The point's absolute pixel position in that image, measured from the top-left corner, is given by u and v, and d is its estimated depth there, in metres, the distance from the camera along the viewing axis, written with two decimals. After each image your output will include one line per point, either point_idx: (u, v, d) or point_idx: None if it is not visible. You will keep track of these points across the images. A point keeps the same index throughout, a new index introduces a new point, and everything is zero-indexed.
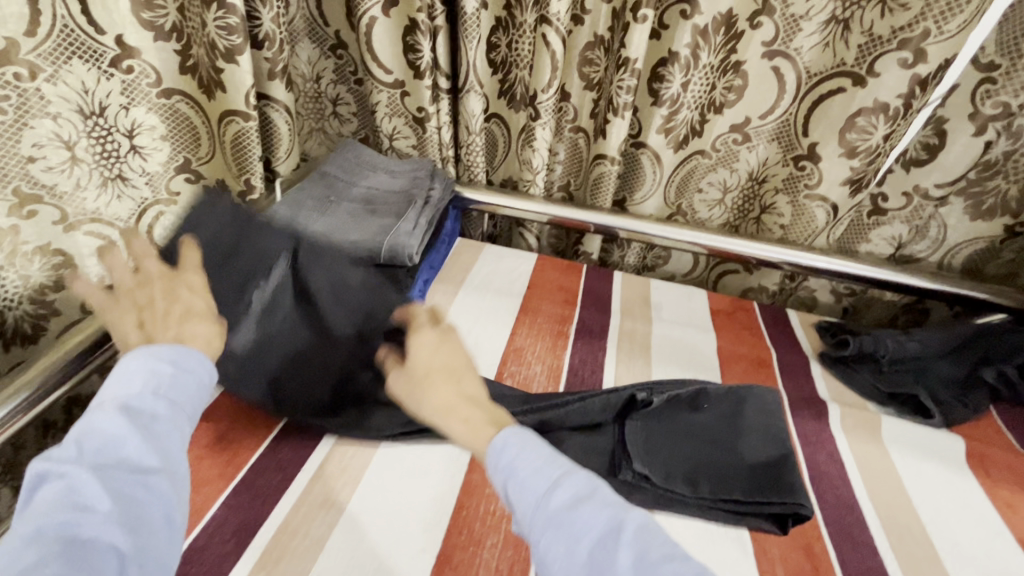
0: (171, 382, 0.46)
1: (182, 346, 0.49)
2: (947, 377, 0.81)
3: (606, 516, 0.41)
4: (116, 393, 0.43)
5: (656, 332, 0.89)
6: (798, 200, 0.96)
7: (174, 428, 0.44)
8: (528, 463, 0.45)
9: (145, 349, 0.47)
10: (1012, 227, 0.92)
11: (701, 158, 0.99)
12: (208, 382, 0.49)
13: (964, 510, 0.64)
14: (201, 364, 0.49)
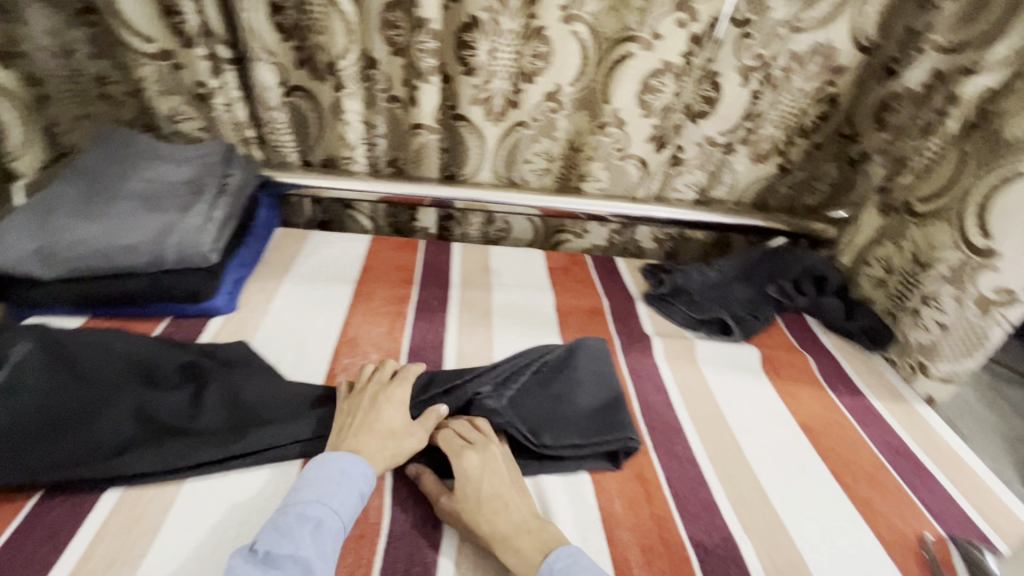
0: (331, 486, 0.51)
1: (353, 457, 0.54)
2: (743, 299, 0.92)
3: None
4: (297, 502, 0.50)
5: (496, 298, 0.89)
6: (611, 161, 1.02)
7: (331, 531, 0.49)
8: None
9: (330, 456, 0.55)
10: (782, 164, 1.07)
11: (523, 129, 0.97)
12: (364, 490, 0.53)
13: (760, 408, 0.75)
14: (363, 473, 0.54)
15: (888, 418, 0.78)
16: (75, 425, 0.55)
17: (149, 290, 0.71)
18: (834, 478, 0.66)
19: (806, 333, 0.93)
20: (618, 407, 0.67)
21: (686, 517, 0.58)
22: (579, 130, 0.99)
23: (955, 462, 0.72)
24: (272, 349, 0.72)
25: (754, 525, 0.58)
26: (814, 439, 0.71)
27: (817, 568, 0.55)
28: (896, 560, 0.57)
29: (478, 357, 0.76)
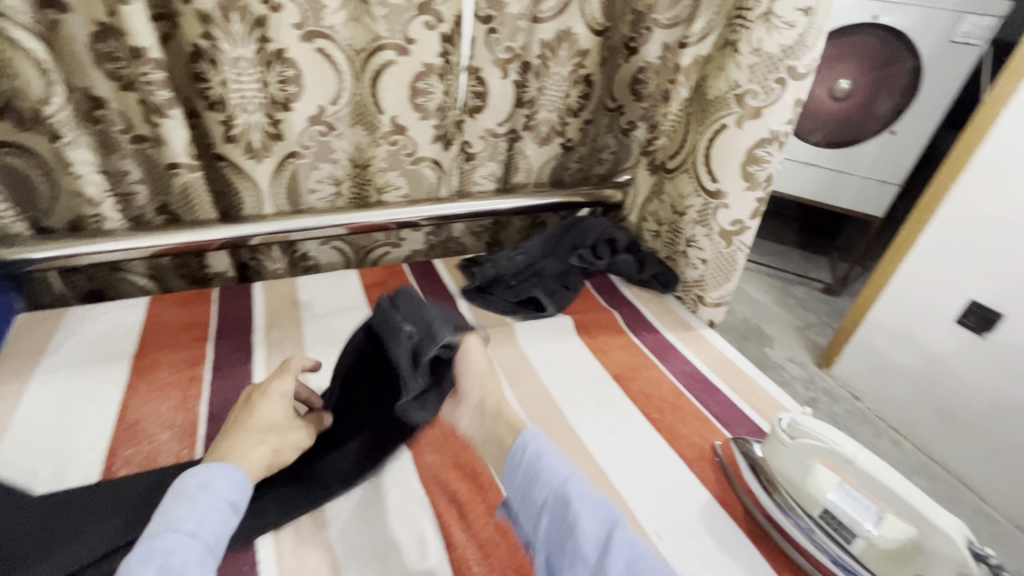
0: (192, 503, 0.46)
1: (218, 469, 0.50)
2: (552, 271, 1.00)
3: (602, 506, 0.48)
4: (157, 525, 0.44)
5: (308, 331, 0.84)
6: (403, 167, 1.01)
7: (194, 547, 0.43)
8: (553, 458, 0.51)
9: (185, 476, 0.49)
10: (565, 144, 1.15)
11: (295, 160, 0.95)
12: (231, 503, 0.48)
13: (577, 369, 0.81)
14: (234, 484, 0.49)
15: (682, 348, 0.89)
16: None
17: None
18: (642, 416, 0.74)
19: (611, 290, 1.03)
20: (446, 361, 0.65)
21: None
22: (359, 146, 0.99)
23: (734, 371, 0.86)
24: (23, 468, 0.59)
25: None
26: (624, 386, 0.79)
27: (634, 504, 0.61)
28: (694, 472, 0.66)
29: None
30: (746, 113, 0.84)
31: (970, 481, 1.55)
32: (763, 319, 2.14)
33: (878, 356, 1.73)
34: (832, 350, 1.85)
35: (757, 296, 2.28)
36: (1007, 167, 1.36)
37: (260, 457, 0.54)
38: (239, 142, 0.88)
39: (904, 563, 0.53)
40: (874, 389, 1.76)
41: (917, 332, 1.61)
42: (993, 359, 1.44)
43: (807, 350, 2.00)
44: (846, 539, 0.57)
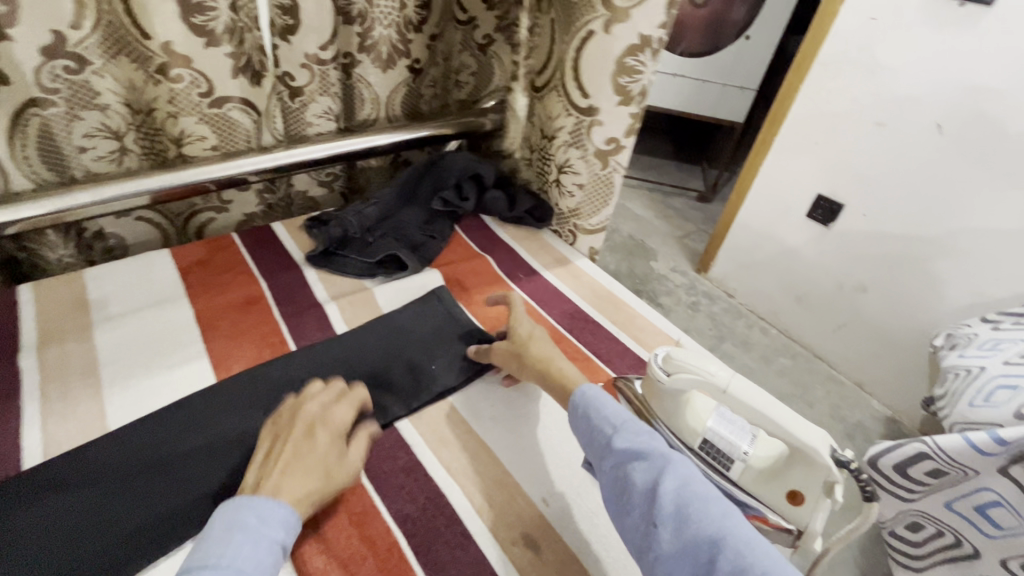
0: (231, 541, 0.42)
1: (271, 499, 0.45)
2: (411, 220, 0.88)
3: (657, 449, 0.47)
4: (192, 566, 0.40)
5: (104, 339, 0.66)
6: (200, 112, 0.79)
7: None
8: (605, 409, 0.52)
9: (251, 500, 0.45)
10: (412, 67, 1.00)
11: (40, 109, 0.71)
12: (278, 546, 0.43)
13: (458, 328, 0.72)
14: (282, 521, 0.44)
15: (561, 287, 0.84)
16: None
17: None
18: None
19: (482, 230, 0.94)
20: (385, 373, 0.65)
21: (385, 493, 0.53)
22: (130, 82, 0.76)
23: (612, 302, 0.83)
24: None
25: (458, 463, 0.57)
26: None
27: (518, 472, 0.57)
28: None
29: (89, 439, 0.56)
30: (611, 16, 0.74)
31: (823, 354, 1.76)
32: (645, 233, 2.21)
33: (746, 255, 1.85)
34: (708, 255, 1.97)
35: (639, 210, 2.33)
36: (845, 64, 1.43)
37: (308, 495, 0.47)
38: None
39: (776, 478, 0.53)
40: (744, 286, 1.91)
41: (776, 229, 1.73)
42: (837, 245, 1.60)
43: (686, 257, 2.10)
44: (724, 466, 0.56)
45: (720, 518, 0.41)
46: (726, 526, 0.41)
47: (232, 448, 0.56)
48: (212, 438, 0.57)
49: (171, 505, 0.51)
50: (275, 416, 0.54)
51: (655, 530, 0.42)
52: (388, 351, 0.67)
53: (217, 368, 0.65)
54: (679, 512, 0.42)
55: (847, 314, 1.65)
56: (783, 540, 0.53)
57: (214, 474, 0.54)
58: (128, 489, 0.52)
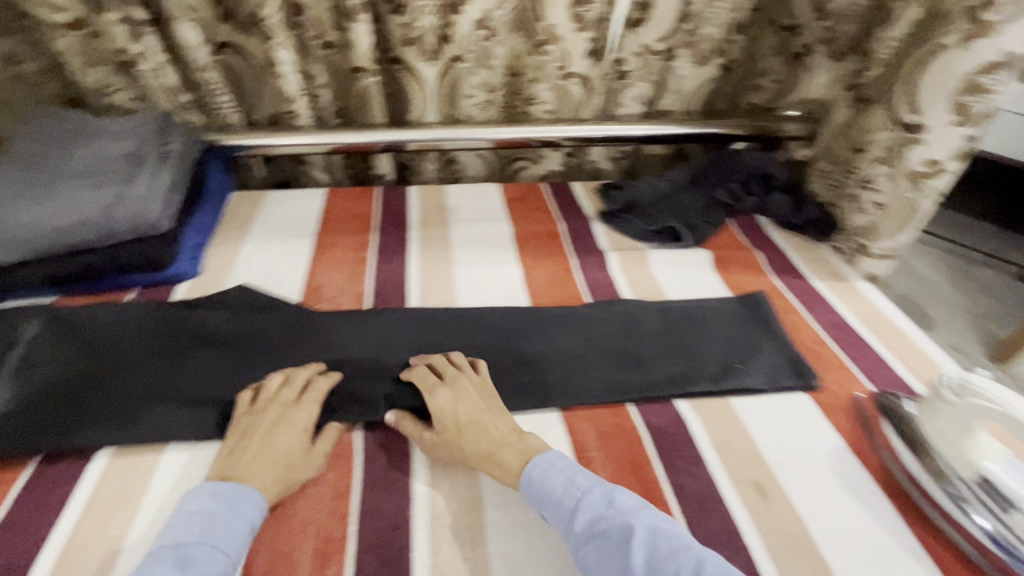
0: (194, 522, 0.47)
1: (237, 485, 0.50)
2: (696, 204, 0.94)
3: (619, 523, 0.47)
4: (173, 539, 0.46)
5: (455, 232, 0.91)
6: (552, 81, 1.02)
7: (210, 574, 0.43)
8: (556, 485, 0.51)
9: (214, 488, 0.50)
10: (724, 65, 1.08)
11: (459, 64, 0.98)
12: (251, 521, 0.48)
13: (781, 346, 0.72)
14: (251, 502, 0.49)
15: (831, 299, 0.83)
16: (65, 401, 0.59)
17: (109, 262, 0.72)
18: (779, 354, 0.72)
19: (757, 229, 0.97)
20: (703, 355, 0.70)
21: (639, 399, 0.64)
22: (518, 53, 0.98)
23: (890, 329, 0.78)
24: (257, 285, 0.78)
25: (703, 407, 0.65)
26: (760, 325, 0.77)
27: (756, 432, 0.62)
28: (830, 420, 0.64)
29: (442, 292, 0.79)
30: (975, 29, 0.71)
31: None
32: (928, 301, 1.63)
33: None
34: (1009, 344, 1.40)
35: (933, 279, 1.68)
36: None
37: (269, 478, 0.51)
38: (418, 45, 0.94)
39: None
40: None
41: None
42: None
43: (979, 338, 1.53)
44: (1001, 509, 0.52)
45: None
46: None
47: (549, 338, 0.71)
48: (531, 321, 0.73)
49: (495, 355, 0.67)
50: (247, 403, 0.58)
51: None
52: (706, 331, 0.74)
53: (524, 277, 0.83)
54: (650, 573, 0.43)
55: None
56: None
57: (531, 347, 0.69)
58: (445, 344, 0.68)
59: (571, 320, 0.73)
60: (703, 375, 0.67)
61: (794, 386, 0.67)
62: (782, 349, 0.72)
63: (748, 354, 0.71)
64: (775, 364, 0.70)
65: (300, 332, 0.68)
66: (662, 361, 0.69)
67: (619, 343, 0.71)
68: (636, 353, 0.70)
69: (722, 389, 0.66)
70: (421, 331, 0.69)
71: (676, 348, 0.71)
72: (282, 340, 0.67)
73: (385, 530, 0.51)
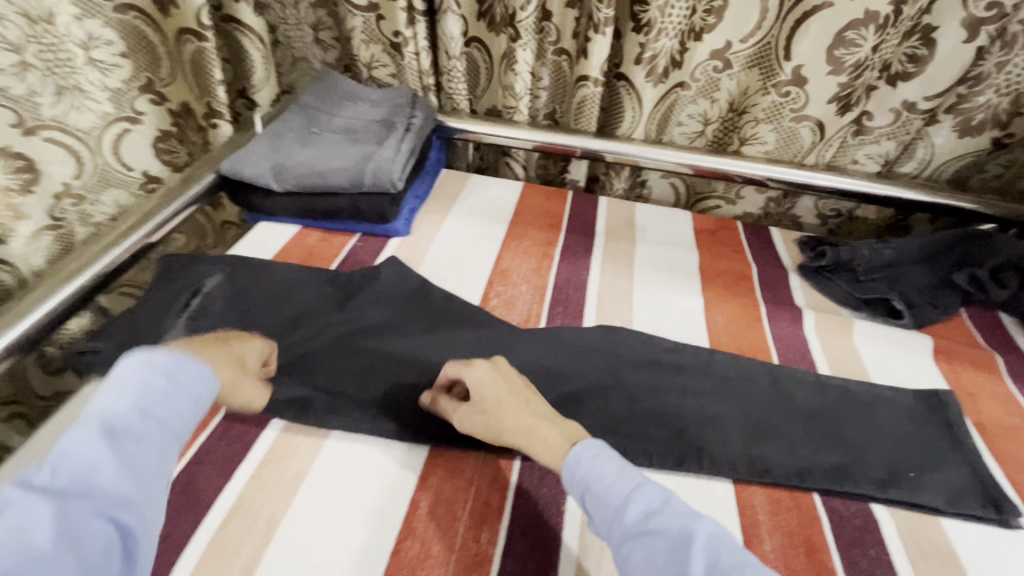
0: (145, 390, 0.46)
1: (187, 360, 0.50)
2: (922, 285, 0.83)
3: (676, 523, 0.41)
4: (100, 411, 0.43)
5: (641, 252, 0.90)
6: (782, 123, 0.97)
7: (151, 453, 0.44)
8: (607, 473, 0.45)
9: (142, 355, 0.48)
10: (999, 138, 0.92)
11: (682, 90, 0.98)
12: (201, 395, 0.49)
13: (996, 477, 0.60)
14: (201, 382, 0.50)
15: None
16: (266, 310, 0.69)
17: (348, 208, 0.84)
18: (1009, 482, 0.60)
19: (998, 329, 0.82)
20: (884, 455, 0.60)
21: (824, 488, 0.57)
22: (746, 89, 0.97)
23: None
24: (454, 258, 0.85)
25: (904, 516, 0.56)
26: (989, 440, 0.64)
27: (967, 563, 0.52)
28: None
29: (619, 307, 0.79)
30: None
31: None
32: None
33: None
34: None
35: None
36: None
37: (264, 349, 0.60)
38: (644, 66, 0.93)
39: None
40: None
41: None
42: None
43: None
44: None
45: None
46: None
47: (722, 384, 0.66)
48: (709, 367, 0.68)
49: (667, 384, 0.66)
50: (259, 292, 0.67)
51: None
52: (895, 430, 0.63)
53: (706, 311, 0.79)
54: None
55: None
56: None
57: (704, 385, 0.66)
58: (621, 361, 0.68)
59: (738, 369, 0.68)
60: (878, 480, 0.58)
61: (984, 516, 0.56)
62: (972, 467, 0.60)
63: (941, 469, 0.60)
64: (970, 489, 0.58)
65: (485, 317, 0.72)
66: (831, 449, 0.60)
67: (774, 414, 0.64)
68: (809, 430, 0.62)
69: (902, 503, 0.56)
70: (596, 345, 0.69)
71: (844, 437, 0.62)
72: (471, 319, 0.72)
73: (538, 512, 0.52)
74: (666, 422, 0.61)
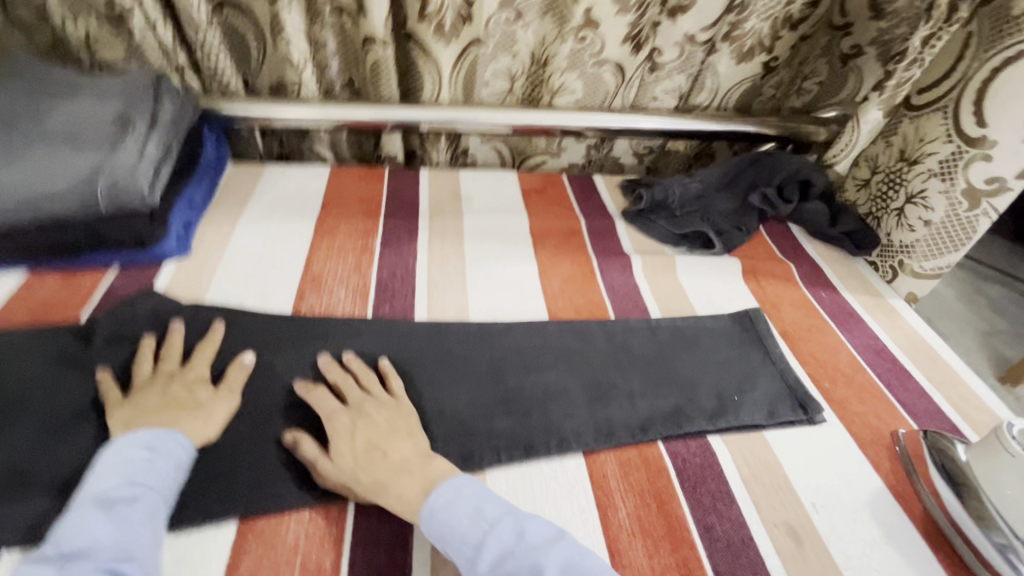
0: (124, 466, 0.45)
1: (165, 427, 0.49)
2: (728, 210, 0.89)
3: (527, 563, 0.42)
4: (94, 488, 0.44)
5: (470, 224, 0.84)
6: (585, 69, 0.95)
7: (150, 513, 0.43)
8: (461, 522, 0.45)
9: (121, 437, 0.47)
10: (767, 62, 1.01)
11: (479, 47, 0.90)
12: (185, 459, 0.48)
13: (800, 377, 0.67)
14: (180, 444, 0.48)
15: (867, 320, 0.77)
16: None
17: (91, 238, 0.66)
18: (811, 382, 0.67)
19: (789, 238, 0.91)
20: (711, 385, 0.64)
21: (665, 434, 0.58)
22: (543, 37, 0.92)
23: (929, 357, 0.73)
24: (251, 274, 0.71)
25: (735, 439, 0.59)
26: (794, 345, 0.72)
27: (788, 467, 0.57)
28: (868, 455, 0.59)
29: (451, 293, 0.72)
30: None
31: None
32: (948, 317, 1.68)
33: None
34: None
35: (947, 294, 1.75)
36: None
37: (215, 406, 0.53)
38: (432, 23, 0.84)
39: None
40: None
41: None
42: None
43: (994, 360, 1.56)
44: None
45: None
46: None
47: (562, 355, 0.64)
48: (547, 339, 0.66)
49: (510, 366, 0.62)
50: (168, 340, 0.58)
51: None
52: (720, 356, 0.68)
53: (541, 276, 0.77)
54: None
55: None
56: None
57: (543, 358, 0.64)
58: (458, 354, 0.63)
59: (575, 334, 0.67)
60: (711, 413, 0.60)
61: (796, 419, 0.61)
62: (782, 377, 0.66)
63: (757, 384, 0.65)
64: (779, 395, 0.64)
65: (295, 343, 0.62)
66: (668, 392, 0.62)
67: (613, 372, 0.63)
68: (646, 378, 0.64)
69: (731, 428, 0.59)
70: (429, 347, 0.63)
71: (676, 375, 0.64)
72: (278, 351, 0.61)
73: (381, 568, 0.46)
74: (511, 409, 0.58)
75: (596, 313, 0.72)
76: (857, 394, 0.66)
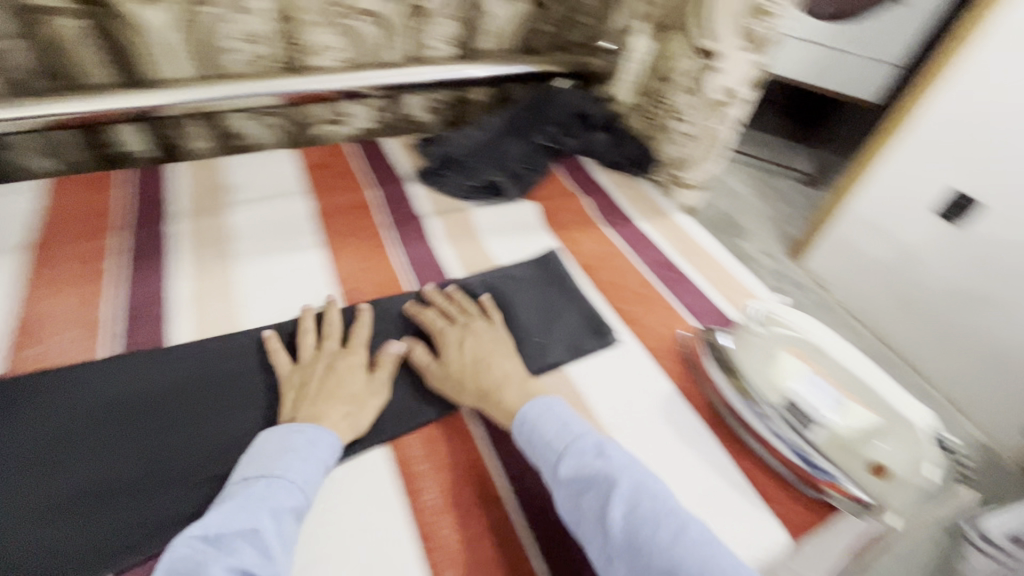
0: (284, 456, 0.47)
1: (315, 426, 0.50)
2: (521, 154, 0.88)
3: (602, 474, 0.47)
4: (266, 466, 0.47)
5: (239, 217, 0.73)
6: (339, 22, 0.86)
7: (295, 508, 0.45)
8: (547, 434, 0.51)
9: (286, 425, 0.50)
10: None
11: (203, 7, 0.76)
12: (328, 461, 0.49)
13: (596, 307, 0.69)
14: (328, 445, 0.49)
15: (653, 237, 0.83)
16: None
17: None
18: (608, 308, 0.70)
19: (581, 172, 0.94)
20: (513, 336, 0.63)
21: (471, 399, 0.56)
22: None
23: (704, 259, 0.81)
24: None
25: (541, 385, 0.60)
26: (591, 276, 0.74)
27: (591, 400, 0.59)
28: (660, 364, 0.64)
29: (219, 305, 0.63)
30: None
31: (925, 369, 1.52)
32: (743, 213, 1.94)
33: (851, 251, 1.62)
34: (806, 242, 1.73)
35: (741, 193, 2.01)
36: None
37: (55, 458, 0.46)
38: None
39: (859, 449, 0.54)
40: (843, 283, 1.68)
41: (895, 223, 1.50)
42: (968, 250, 1.36)
43: (780, 241, 1.85)
44: (802, 426, 0.56)
45: (666, 542, 0.43)
46: (674, 555, 0.42)
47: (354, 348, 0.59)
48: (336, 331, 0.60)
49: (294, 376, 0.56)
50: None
51: (612, 563, 0.44)
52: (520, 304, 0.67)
53: (329, 261, 0.70)
54: (630, 541, 0.44)
55: (960, 329, 1.42)
56: (849, 508, 0.52)
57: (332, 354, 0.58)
58: (232, 376, 0.56)
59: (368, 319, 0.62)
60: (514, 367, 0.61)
61: (592, 348, 0.64)
62: (580, 308, 0.68)
63: (557, 323, 0.66)
64: (576, 329, 0.66)
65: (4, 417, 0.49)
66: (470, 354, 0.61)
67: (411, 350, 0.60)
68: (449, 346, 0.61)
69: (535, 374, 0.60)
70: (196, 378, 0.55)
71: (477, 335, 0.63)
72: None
73: None
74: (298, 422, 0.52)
75: (390, 287, 0.69)
76: (647, 309, 0.70)
